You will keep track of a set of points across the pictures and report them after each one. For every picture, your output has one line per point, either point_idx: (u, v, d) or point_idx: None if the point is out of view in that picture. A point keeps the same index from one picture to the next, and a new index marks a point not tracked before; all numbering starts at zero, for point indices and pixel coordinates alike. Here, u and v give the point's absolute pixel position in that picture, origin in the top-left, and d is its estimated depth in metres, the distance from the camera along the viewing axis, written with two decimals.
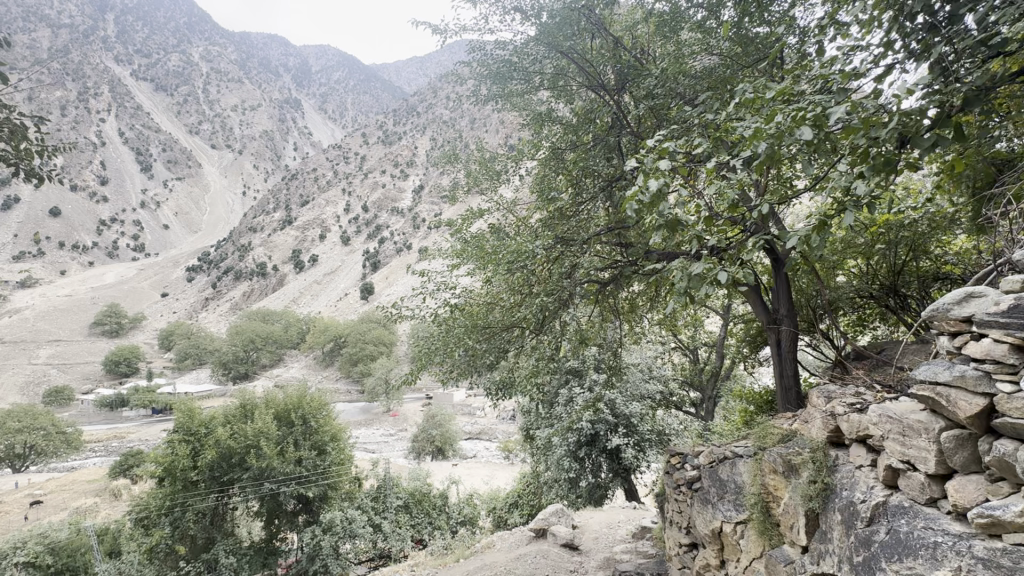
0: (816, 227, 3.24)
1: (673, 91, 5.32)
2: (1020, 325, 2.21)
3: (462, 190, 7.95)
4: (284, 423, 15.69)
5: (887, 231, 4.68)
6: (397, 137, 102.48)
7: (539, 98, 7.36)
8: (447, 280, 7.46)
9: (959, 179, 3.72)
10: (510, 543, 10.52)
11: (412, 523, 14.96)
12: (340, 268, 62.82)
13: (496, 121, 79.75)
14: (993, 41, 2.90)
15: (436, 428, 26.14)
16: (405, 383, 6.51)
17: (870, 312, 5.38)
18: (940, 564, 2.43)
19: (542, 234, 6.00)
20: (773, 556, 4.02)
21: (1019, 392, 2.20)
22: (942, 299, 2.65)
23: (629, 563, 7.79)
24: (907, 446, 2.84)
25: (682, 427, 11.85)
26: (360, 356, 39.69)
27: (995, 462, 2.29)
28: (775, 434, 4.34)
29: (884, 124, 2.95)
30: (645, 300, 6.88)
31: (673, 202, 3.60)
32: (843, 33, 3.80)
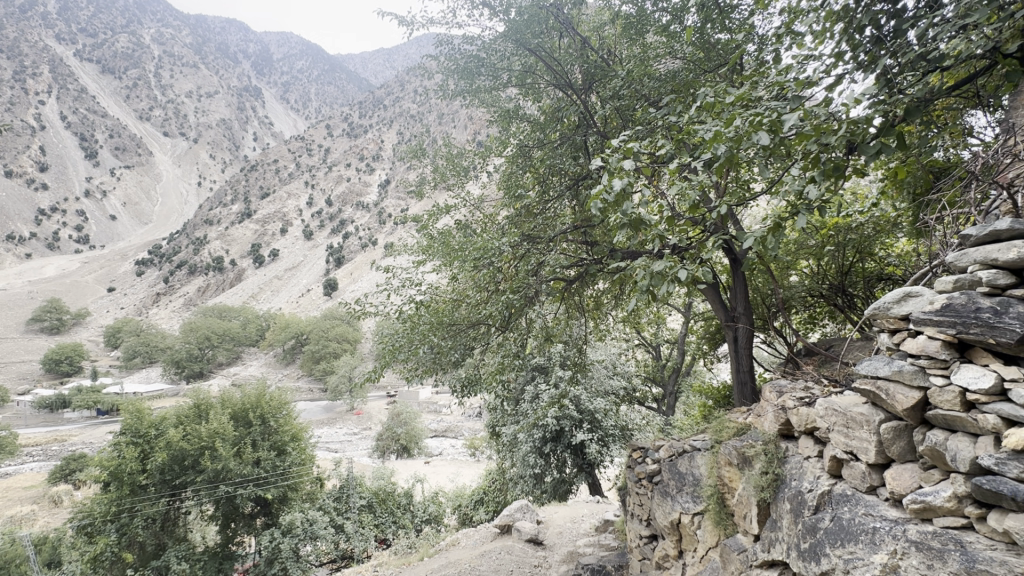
0: (771, 228, 3.36)
1: (637, 93, 5.47)
2: (952, 323, 2.35)
3: (428, 185, 7.85)
4: (241, 424, 15.12)
5: (836, 233, 4.94)
6: (363, 131, 100.55)
7: (509, 94, 7.34)
8: (412, 276, 7.33)
9: (902, 185, 3.94)
10: (475, 540, 10.50)
11: (376, 523, 14.66)
12: (302, 263, 60.96)
13: (465, 117, 79.17)
14: (933, 56, 3.08)
15: (402, 426, 25.86)
16: (369, 381, 6.36)
17: (821, 310, 5.64)
18: (879, 548, 2.58)
19: (508, 232, 6.10)
20: (728, 545, 4.17)
21: (950, 385, 2.35)
22: (883, 298, 2.79)
23: (591, 557, 7.94)
24: (851, 437, 2.99)
25: (645, 421, 12.15)
26: (323, 353, 38.61)
27: (929, 452, 2.44)
28: (730, 428, 4.51)
29: (834, 133, 3.10)
30: (609, 298, 7.00)
31: (637, 202, 3.66)
32: (798, 42, 3.96)
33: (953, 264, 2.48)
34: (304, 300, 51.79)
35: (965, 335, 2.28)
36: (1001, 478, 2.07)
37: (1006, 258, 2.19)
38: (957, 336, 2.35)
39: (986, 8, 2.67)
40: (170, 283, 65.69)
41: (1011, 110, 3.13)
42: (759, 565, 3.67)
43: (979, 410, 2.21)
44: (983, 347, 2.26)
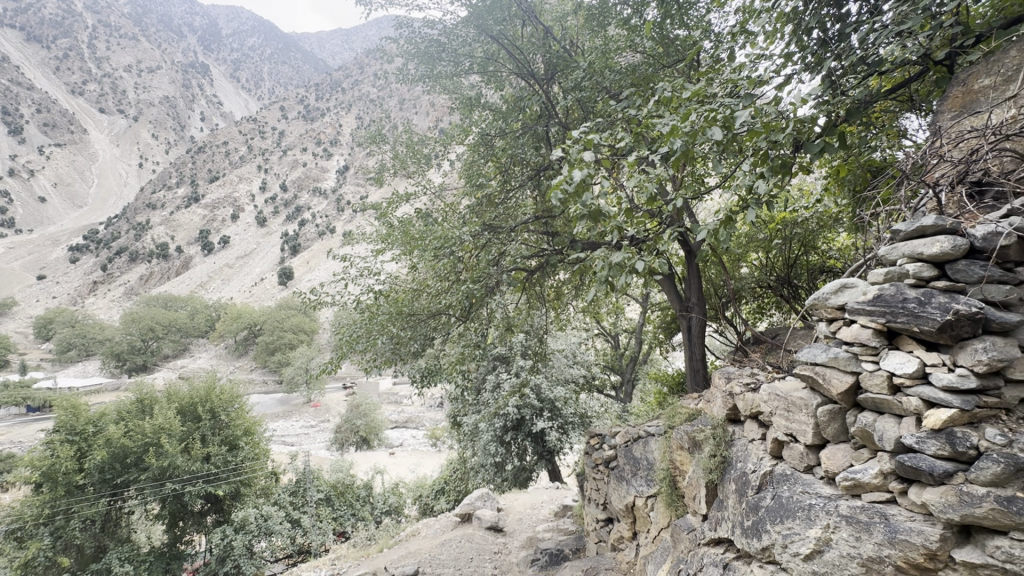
0: (723, 221, 3.49)
1: (598, 85, 5.51)
2: (883, 312, 2.51)
3: (388, 172, 7.66)
4: (189, 419, 14.40)
5: (784, 227, 5.18)
6: (320, 114, 97.20)
7: (471, 82, 7.26)
8: (370, 265, 7.16)
9: (843, 183, 4.15)
10: (435, 529, 10.49)
11: (334, 516, 14.18)
12: (254, 251, 58.41)
13: (427, 104, 77.82)
14: (873, 60, 3.26)
15: (362, 418, 25.48)
16: (325, 372, 6.21)
17: (768, 300, 5.91)
18: (814, 523, 2.75)
19: (469, 222, 6.07)
20: (679, 525, 4.36)
21: (879, 370, 2.52)
22: (822, 289, 2.94)
23: (550, 542, 8.12)
24: (791, 420, 3.16)
25: (603, 409, 12.45)
26: (277, 345, 37.21)
27: (859, 433, 2.62)
28: (683, 413, 4.71)
29: (782, 130, 3.23)
30: (570, 288, 7.10)
31: (596, 193, 3.71)
32: (751, 42, 4.11)
33: (884, 257, 2.65)
34: (257, 290, 49.71)
35: (893, 324, 2.44)
36: (921, 454, 2.25)
37: (930, 252, 2.35)
38: (886, 325, 2.51)
39: (920, 16, 2.84)
40: (108, 269, 61.45)
41: (938, 115, 3.29)
42: (706, 543, 3.85)
43: (904, 393, 2.38)
44: (909, 335, 2.43)
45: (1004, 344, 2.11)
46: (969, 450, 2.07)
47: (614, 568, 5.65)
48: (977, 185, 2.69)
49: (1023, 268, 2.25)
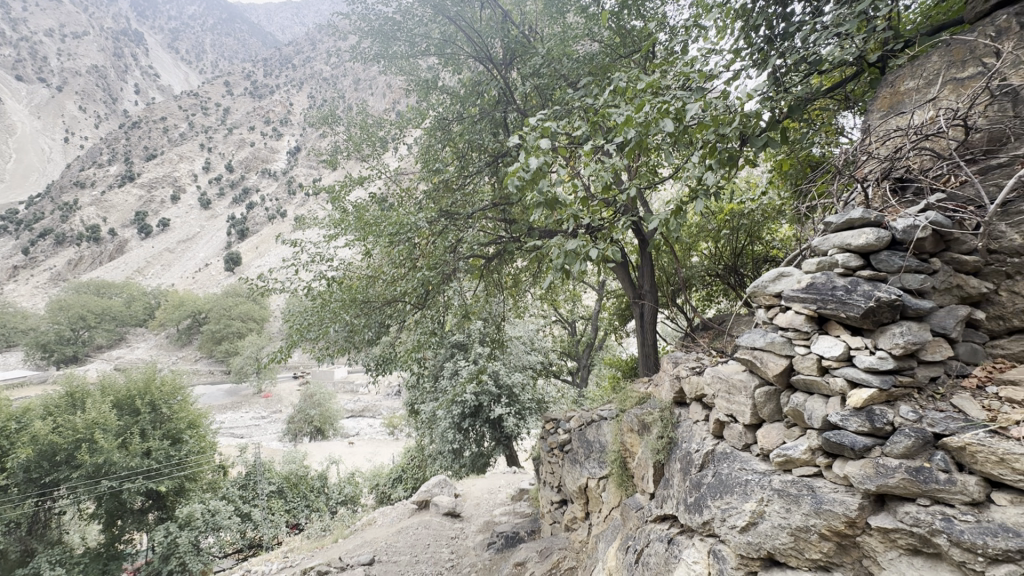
0: (674, 211, 3.60)
1: (557, 72, 5.51)
2: (815, 300, 2.66)
3: (340, 154, 7.40)
4: (126, 413, 13.56)
5: (732, 218, 5.41)
6: (269, 92, 92.59)
7: (428, 64, 7.09)
8: (322, 251, 6.92)
9: (786, 176, 4.35)
10: (392, 517, 10.41)
11: (287, 509, 13.74)
12: (198, 234, 55.17)
13: (383, 85, 75.51)
14: (813, 60, 3.42)
15: (316, 408, 24.84)
16: (274, 361, 5.96)
17: (716, 289, 6.17)
18: (749, 497, 2.93)
19: (425, 208, 5.97)
20: (628, 504, 4.54)
21: (810, 353, 2.68)
22: (761, 278, 3.08)
23: (506, 525, 8.27)
24: (731, 402, 3.32)
25: (560, 394, 12.71)
26: (224, 333, 35.52)
27: (791, 412, 2.79)
28: (634, 398, 4.89)
29: (729, 124, 3.36)
30: (527, 276, 7.15)
31: (552, 181, 3.73)
32: (703, 36, 4.21)
33: (817, 248, 2.80)
34: (200, 275, 47.11)
35: (823, 310, 2.59)
36: (844, 431, 2.42)
37: (857, 243, 2.51)
38: (817, 311, 2.67)
39: (855, 19, 3.00)
40: (29, 253, 56.46)
41: (868, 114, 3.39)
42: (652, 519, 4.02)
43: (831, 374, 2.55)
44: (836, 321, 2.59)
45: (919, 328, 2.30)
46: (885, 426, 2.26)
47: (567, 547, 5.81)
48: (899, 181, 2.88)
49: (936, 259, 2.45)
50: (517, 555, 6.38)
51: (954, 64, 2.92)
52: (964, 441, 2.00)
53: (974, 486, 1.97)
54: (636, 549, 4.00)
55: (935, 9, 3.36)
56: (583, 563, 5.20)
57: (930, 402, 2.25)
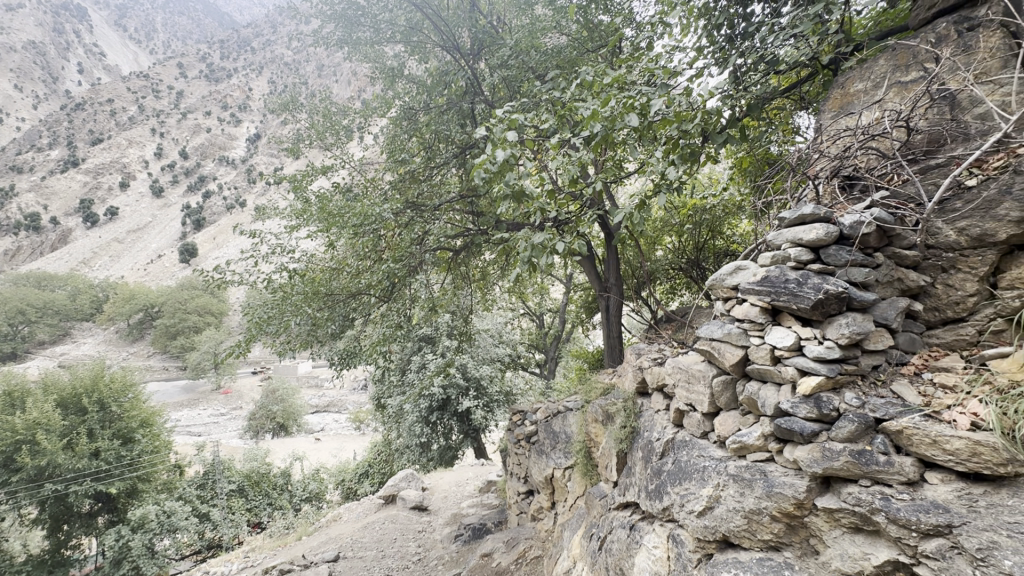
0: (638, 205, 3.66)
1: (525, 64, 5.49)
2: (769, 293, 2.74)
3: (303, 142, 7.16)
4: (72, 412, 12.79)
5: (694, 213, 5.56)
6: (227, 75, 88.67)
7: (394, 52, 6.94)
8: (283, 243, 6.70)
9: (746, 172, 4.49)
10: (358, 513, 10.27)
11: (247, 508, 13.29)
12: (149, 224, 52.39)
13: (348, 72, 73.58)
14: (771, 60, 3.53)
15: (278, 403, 24.14)
16: (232, 356, 5.74)
17: (679, 282, 6.31)
18: (706, 483, 3.03)
19: (390, 199, 5.86)
20: (592, 492, 4.63)
21: (764, 343, 2.78)
22: (719, 271, 3.16)
23: (473, 517, 8.31)
24: (691, 391, 3.42)
25: (527, 386, 12.80)
26: (179, 328, 34.01)
27: (745, 400, 2.90)
28: (598, 389, 5.00)
29: (691, 121, 3.44)
30: (495, 268, 7.14)
31: (519, 173, 3.72)
32: (668, 33, 4.29)
33: (772, 242, 2.89)
34: (153, 267, 44.91)
35: (776, 302, 2.68)
36: (794, 418, 2.53)
37: (809, 238, 2.61)
38: (771, 303, 2.76)
39: (810, 21, 3.11)
40: None
41: (820, 114, 3.52)
42: (615, 507, 4.11)
43: (783, 363, 2.66)
44: (788, 313, 2.70)
45: (862, 319, 2.42)
46: (831, 412, 2.37)
47: (533, 537, 5.89)
48: (847, 179, 3.01)
49: (879, 254, 2.58)
50: (483, 546, 6.42)
51: (899, 68, 3.06)
52: (901, 424, 2.14)
53: (909, 466, 2.10)
54: (600, 535, 4.09)
55: (883, 15, 3.52)
56: (549, 552, 5.28)
57: (872, 388, 2.39)
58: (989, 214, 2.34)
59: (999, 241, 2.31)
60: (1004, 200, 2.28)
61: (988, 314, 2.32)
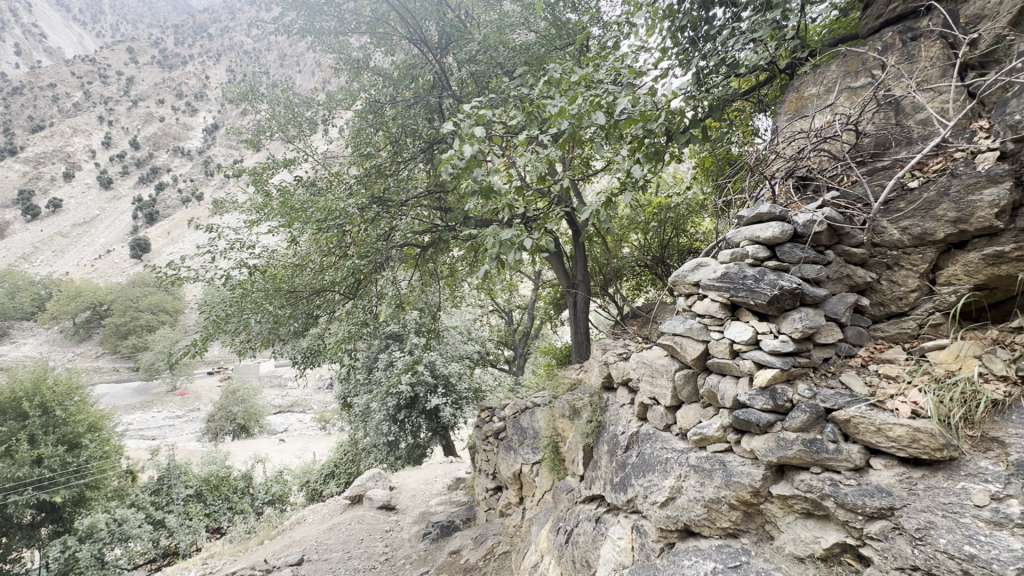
0: (604, 203, 3.71)
1: (493, 60, 5.46)
2: (728, 289, 2.81)
3: (264, 134, 6.92)
4: (10, 418, 12.38)
5: (660, 211, 5.68)
6: (182, 62, 84.79)
7: (359, 43, 6.79)
8: (243, 238, 6.45)
9: (708, 171, 4.62)
10: (323, 514, 10.04)
11: (206, 513, 12.56)
12: (96, 217, 49.46)
13: (313, 62, 71.46)
14: (731, 63, 3.64)
15: (239, 404, 23.27)
16: (187, 356, 5.48)
17: (645, 278, 6.43)
18: (669, 474, 3.11)
19: (355, 193, 5.72)
20: (559, 487, 4.68)
21: (724, 338, 2.86)
22: (681, 268, 3.22)
23: (442, 515, 8.26)
24: (654, 384, 3.49)
25: (496, 383, 12.80)
26: (131, 327, 32.35)
27: (706, 393, 2.98)
28: (566, 384, 5.07)
29: (655, 120, 3.51)
30: (464, 265, 7.10)
31: (487, 169, 3.71)
32: (635, 32, 4.35)
33: (732, 239, 2.96)
34: (102, 263, 42.46)
35: (735, 298, 2.76)
36: (751, 409, 2.62)
37: (765, 236, 2.70)
38: (730, 299, 2.83)
39: (768, 26, 3.22)
40: None
41: (777, 117, 3.65)
42: (581, 501, 4.17)
43: (740, 357, 2.74)
44: (745, 308, 2.79)
45: (814, 314, 2.53)
46: (785, 402, 2.47)
47: (500, 533, 5.91)
48: (801, 180, 3.13)
49: (830, 252, 2.70)
50: (451, 543, 6.39)
51: (849, 74, 3.19)
52: (849, 414, 2.25)
53: (856, 453, 2.21)
54: (567, 529, 4.15)
55: (836, 24, 3.68)
56: (517, 547, 5.32)
57: (823, 379, 2.50)
58: (929, 214, 2.47)
59: (937, 241, 2.45)
60: (942, 201, 2.42)
61: (927, 309, 2.47)
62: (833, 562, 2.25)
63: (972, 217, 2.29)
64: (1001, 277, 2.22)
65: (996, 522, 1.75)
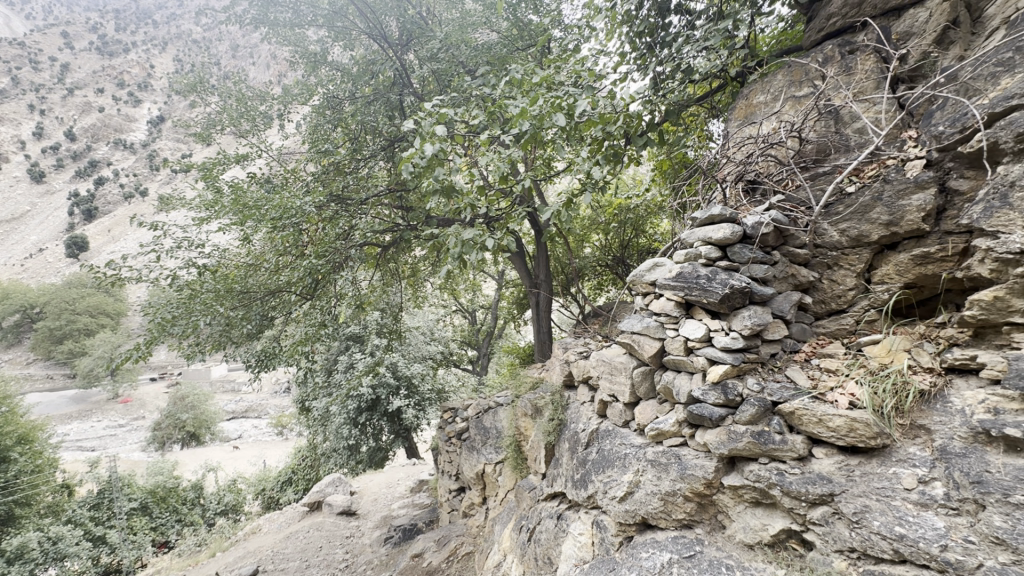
0: (565, 204, 3.76)
1: (455, 58, 5.43)
2: (682, 288, 2.90)
3: (214, 128, 6.60)
4: None
5: (620, 212, 5.82)
6: (123, 50, 79.90)
7: (316, 36, 6.59)
8: (191, 237, 6.13)
9: (666, 174, 4.75)
10: (280, 524, 9.68)
11: (152, 526, 11.70)
12: (26, 213, 45.84)
13: (267, 54, 68.85)
14: (687, 70, 3.77)
15: (189, 412, 21.73)
16: (129, 361, 5.15)
17: (606, 278, 6.53)
18: (627, 469, 3.18)
19: (313, 191, 5.54)
20: (522, 485, 4.71)
21: (679, 336, 2.95)
22: (638, 268, 3.30)
23: (404, 518, 8.15)
24: (614, 382, 3.56)
25: (460, 383, 12.73)
26: (66, 331, 30.18)
27: (662, 389, 3.07)
28: (528, 383, 5.12)
29: (615, 123, 3.59)
30: (426, 265, 7.03)
31: (449, 169, 3.70)
32: (595, 36, 4.44)
33: (686, 239, 3.05)
34: (32, 263, 39.37)
35: (690, 297, 2.84)
36: (704, 404, 2.70)
37: (717, 237, 2.79)
38: (684, 298, 2.92)
39: (719, 36, 3.37)
40: None
41: (728, 123, 3.80)
42: (544, 499, 4.21)
43: (694, 354, 2.84)
44: (699, 306, 2.88)
45: (762, 312, 2.64)
46: (735, 397, 2.58)
47: (463, 534, 5.88)
48: (750, 183, 3.26)
49: (776, 252, 2.83)
50: (413, 547, 6.31)
51: (794, 83, 3.36)
52: (793, 406, 2.36)
53: (800, 443, 2.34)
54: (529, 527, 4.17)
55: (783, 35, 3.87)
56: (480, 547, 5.31)
57: (770, 373, 2.63)
58: (865, 217, 2.63)
59: (872, 241, 2.61)
60: (876, 205, 2.58)
61: (863, 306, 2.63)
62: (779, 548, 2.37)
63: (903, 220, 2.46)
64: (928, 276, 2.40)
65: (923, 503, 1.89)
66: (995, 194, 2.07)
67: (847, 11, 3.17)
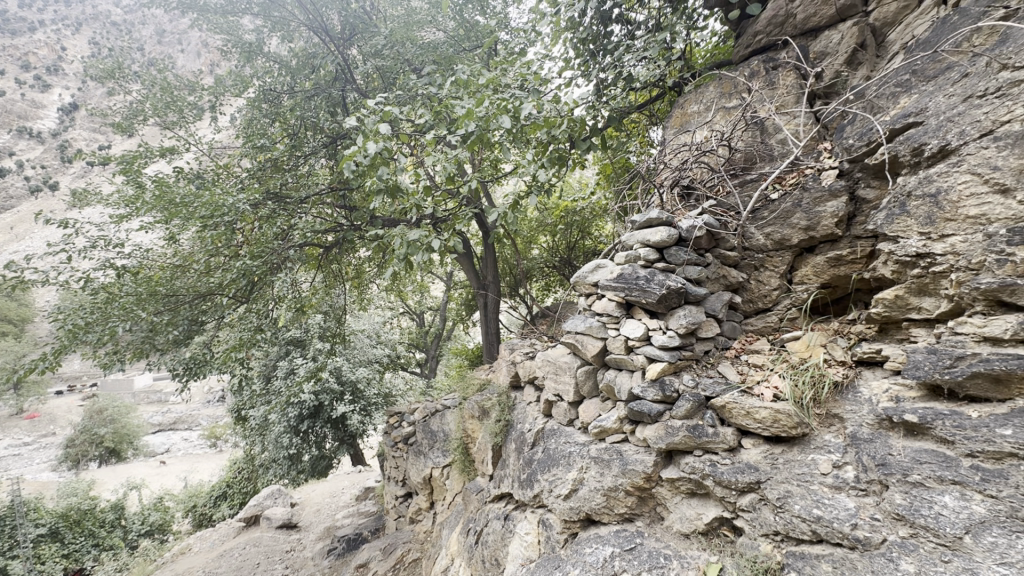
0: (511, 205, 3.77)
1: (400, 56, 5.36)
2: (623, 289, 2.97)
3: (135, 119, 6.10)
4: None
5: (566, 215, 5.95)
6: (28, 27, 72.39)
7: (251, 25, 6.27)
8: (108, 235, 5.61)
9: (609, 177, 4.89)
10: (212, 542, 9.07)
11: (63, 554, 10.57)
12: None
13: (198, 42, 64.72)
14: (629, 78, 3.90)
15: (108, 426, 19.61)
16: (34, 373, 4.63)
17: (553, 279, 6.62)
18: (572, 466, 3.24)
19: (247, 188, 5.23)
20: (469, 487, 4.68)
21: (620, 335, 3.03)
22: (581, 269, 3.36)
23: (348, 527, 7.88)
24: (558, 381, 3.61)
25: (407, 386, 12.50)
26: None
27: (604, 388, 3.15)
28: (475, 385, 5.11)
29: (559, 126, 3.64)
30: (371, 266, 6.84)
31: (394, 168, 3.60)
32: (540, 40, 4.50)
33: (626, 242, 3.13)
34: None
35: (630, 297, 2.92)
36: (643, 401, 2.80)
37: (654, 239, 2.89)
38: (624, 298, 3.00)
39: (658, 47, 3.52)
40: None
41: (666, 130, 3.96)
42: (491, 500, 4.21)
43: (634, 352, 2.92)
44: (638, 306, 2.97)
45: (696, 311, 2.77)
46: (672, 393, 2.68)
47: (410, 540, 5.76)
48: (685, 189, 3.41)
49: (709, 254, 2.98)
50: (358, 557, 6.10)
51: (724, 95, 3.54)
52: (725, 400, 2.50)
53: (730, 435, 2.48)
54: (477, 529, 4.15)
55: (716, 49, 4.09)
56: (427, 553, 5.23)
57: (704, 370, 2.77)
58: (786, 222, 2.82)
59: (793, 245, 2.81)
60: (796, 211, 2.77)
61: (786, 304, 2.83)
62: (712, 535, 2.50)
63: (819, 225, 2.66)
64: (841, 276, 2.61)
65: (837, 486, 2.06)
66: (896, 202, 2.27)
67: (772, 29, 3.37)
